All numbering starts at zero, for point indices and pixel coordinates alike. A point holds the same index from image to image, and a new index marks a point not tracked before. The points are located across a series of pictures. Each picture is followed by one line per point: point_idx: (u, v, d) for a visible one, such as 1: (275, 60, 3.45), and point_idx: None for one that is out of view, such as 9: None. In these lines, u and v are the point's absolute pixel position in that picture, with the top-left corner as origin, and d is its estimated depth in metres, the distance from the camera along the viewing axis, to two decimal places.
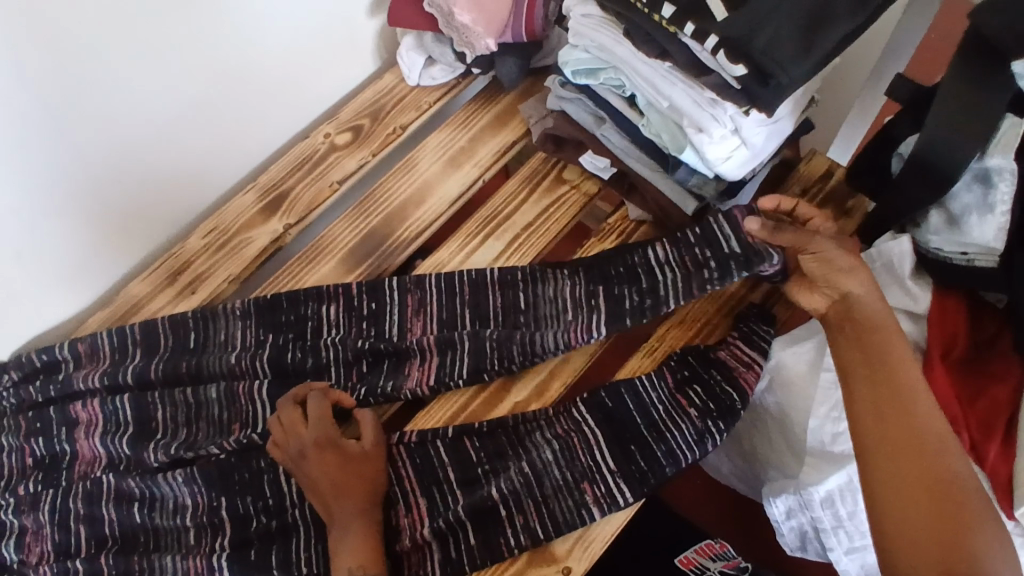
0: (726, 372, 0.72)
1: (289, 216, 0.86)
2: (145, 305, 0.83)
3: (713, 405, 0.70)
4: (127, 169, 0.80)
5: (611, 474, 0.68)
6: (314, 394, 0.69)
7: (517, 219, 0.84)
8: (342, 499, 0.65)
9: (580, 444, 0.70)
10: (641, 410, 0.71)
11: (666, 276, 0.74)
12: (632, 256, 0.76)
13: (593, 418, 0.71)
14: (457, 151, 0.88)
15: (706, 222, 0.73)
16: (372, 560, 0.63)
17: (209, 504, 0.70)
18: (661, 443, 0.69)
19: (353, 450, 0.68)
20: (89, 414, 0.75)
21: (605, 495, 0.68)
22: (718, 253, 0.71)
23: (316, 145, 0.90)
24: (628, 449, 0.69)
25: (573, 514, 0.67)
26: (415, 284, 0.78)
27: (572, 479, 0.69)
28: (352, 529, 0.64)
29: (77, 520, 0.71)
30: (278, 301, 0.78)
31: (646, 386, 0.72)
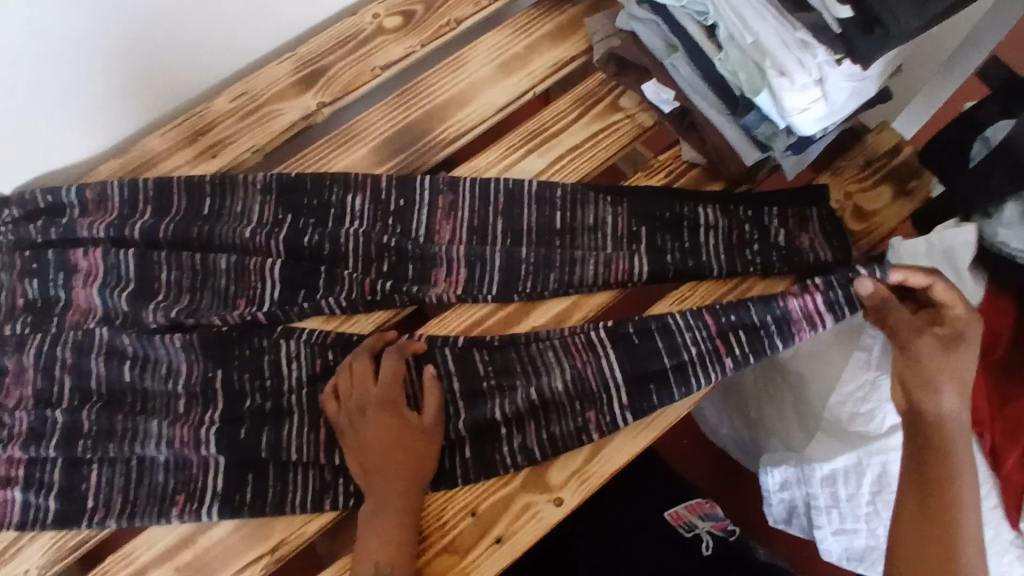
0: (785, 332, 0.66)
1: (324, 94, 0.81)
2: (161, 161, 0.78)
3: (753, 357, 0.66)
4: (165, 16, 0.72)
5: (620, 408, 0.66)
6: (391, 347, 0.66)
7: (564, 139, 0.79)
8: (393, 486, 0.61)
9: (594, 372, 0.67)
10: (670, 352, 0.67)
11: (710, 241, 0.73)
12: (681, 205, 0.75)
13: (614, 352, 0.67)
14: (511, 58, 0.83)
15: (760, 207, 0.75)
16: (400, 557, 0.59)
17: (204, 375, 0.67)
18: (683, 386, 0.66)
19: (416, 431, 0.63)
20: (89, 263, 0.71)
21: (607, 420, 0.66)
22: (765, 240, 0.73)
23: (363, 25, 0.84)
24: (646, 388, 0.66)
25: (575, 441, 0.65)
26: (448, 186, 0.75)
27: (579, 404, 0.66)
28: (387, 513, 0.61)
29: (64, 369, 0.68)
30: (302, 182, 0.75)
31: (685, 328, 0.67)
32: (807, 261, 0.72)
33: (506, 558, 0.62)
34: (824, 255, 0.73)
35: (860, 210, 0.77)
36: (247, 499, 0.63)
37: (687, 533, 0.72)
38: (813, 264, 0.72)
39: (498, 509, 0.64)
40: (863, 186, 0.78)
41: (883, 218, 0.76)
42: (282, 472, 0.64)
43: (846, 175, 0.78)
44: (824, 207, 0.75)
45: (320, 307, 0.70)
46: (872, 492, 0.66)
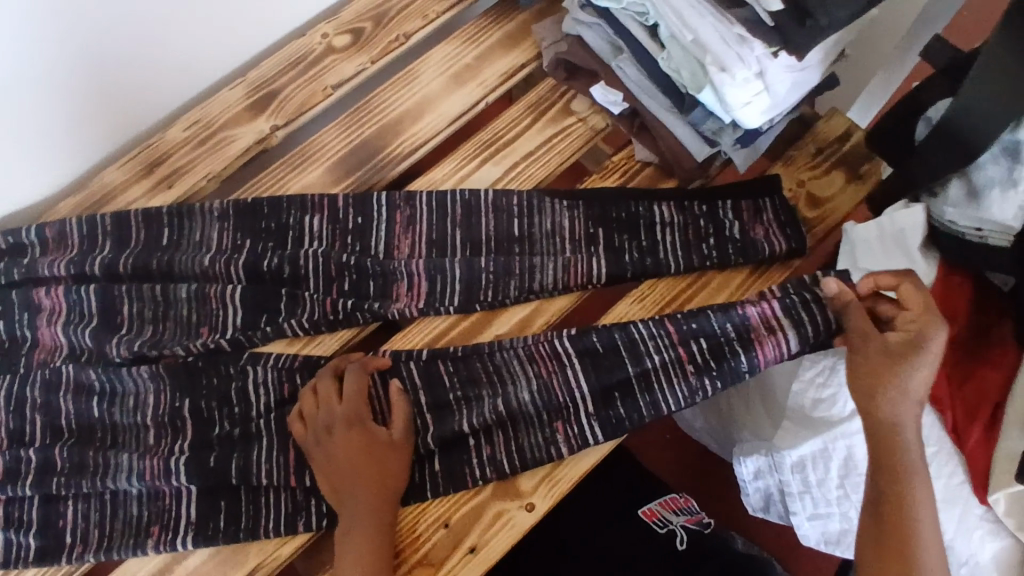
0: (746, 343, 0.65)
1: (277, 117, 0.81)
2: (119, 195, 0.78)
3: (714, 363, 0.66)
4: (109, 48, 0.72)
5: (586, 417, 0.66)
6: (352, 364, 0.66)
7: (518, 146, 0.79)
8: (366, 508, 0.62)
9: (559, 383, 0.67)
10: (632, 359, 0.67)
11: (666, 238, 0.74)
12: (636, 205, 0.75)
13: (579, 363, 0.67)
14: (461, 69, 0.83)
15: (714, 202, 0.76)
16: (378, 568, 0.60)
17: (170, 406, 0.68)
18: (647, 395, 0.67)
19: (386, 446, 0.63)
20: (52, 301, 0.72)
21: (576, 436, 0.66)
22: (720, 234, 0.74)
23: (313, 45, 0.84)
24: (611, 398, 0.67)
25: (542, 452, 0.66)
26: (404, 201, 0.76)
27: (546, 416, 0.67)
28: (364, 521, 0.61)
29: (33, 409, 0.68)
30: (260, 206, 0.76)
31: (650, 341, 0.67)
32: (763, 253, 0.73)
33: (481, 567, 0.63)
34: (778, 245, 0.73)
35: (813, 198, 0.77)
36: (220, 526, 0.64)
37: (662, 529, 0.72)
38: (768, 255, 0.73)
39: (470, 519, 0.65)
40: (815, 174, 0.78)
41: (836, 204, 0.77)
42: (254, 497, 0.65)
43: (798, 164, 0.79)
44: (777, 197, 0.75)
45: (284, 330, 0.71)
46: (841, 476, 0.66)
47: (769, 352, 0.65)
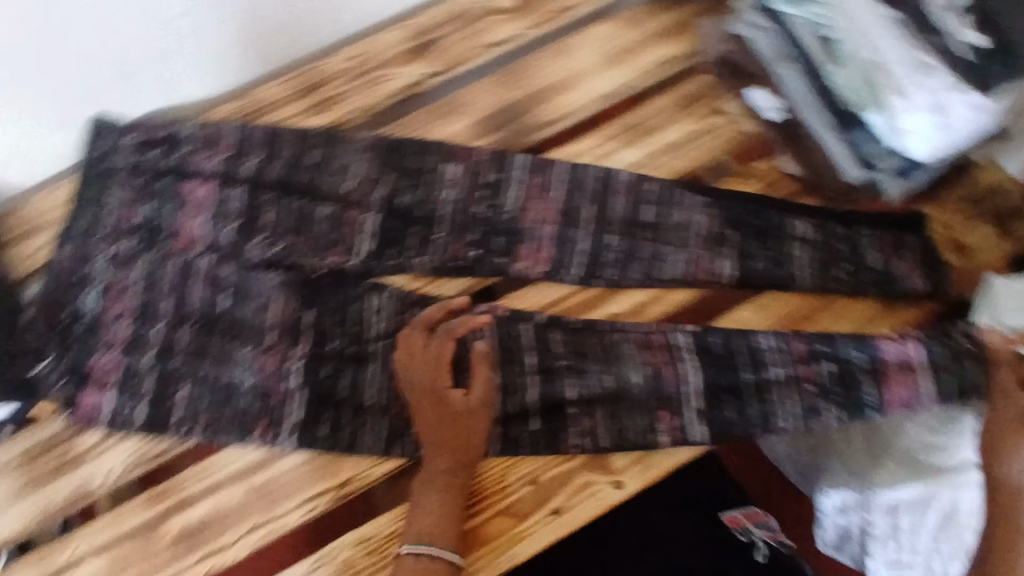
0: (875, 377, 0.69)
1: (433, 64, 0.83)
2: (273, 110, 0.81)
3: (839, 388, 0.69)
4: None
5: (695, 412, 0.68)
6: (443, 326, 0.68)
7: (662, 135, 0.79)
8: (443, 469, 0.64)
9: (671, 374, 0.69)
10: (753, 368, 0.69)
11: (799, 255, 0.74)
12: (772, 215, 0.75)
13: (693, 358, 0.69)
14: (621, 50, 0.83)
15: (855, 228, 0.75)
16: (439, 531, 0.61)
17: (291, 314, 0.71)
18: (762, 405, 0.69)
19: (459, 410, 0.65)
20: (199, 194, 0.75)
21: (679, 428, 0.68)
22: (855, 260, 0.74)
23: (475, 2, 0.85)
24: (722, 400, 0.69)
25: (642, 434, 0.68)
26: (540, 168, 0.76)
27: (654, 401, 0.68)
28: (430, 486, 0.63)
29: (166, 289, 0.72)
30: (401, 148, 0.77)
31: (772, 355, 0.69)
32: (896, 289, 0.74)
33: (562, 529, 0.65)
34: (917, 284, 0.74)
35: (959, 244, 0.76)
36: (320, 434, 0.67)
37: (742, 538, 0.69)
38: (904, 291, 0.74)
39: (559, 482, 0.66)
40: (964, 220, 0.77)
41: (982, 256, 0.76)
42: (356, 417, 0.68)
43: (948, 207, 0.77)
44: (919, 236, 0.76)
45: (409, 266, 0.73)
46: (936, 527, 0.69)
47: (899, 388, 0.68)
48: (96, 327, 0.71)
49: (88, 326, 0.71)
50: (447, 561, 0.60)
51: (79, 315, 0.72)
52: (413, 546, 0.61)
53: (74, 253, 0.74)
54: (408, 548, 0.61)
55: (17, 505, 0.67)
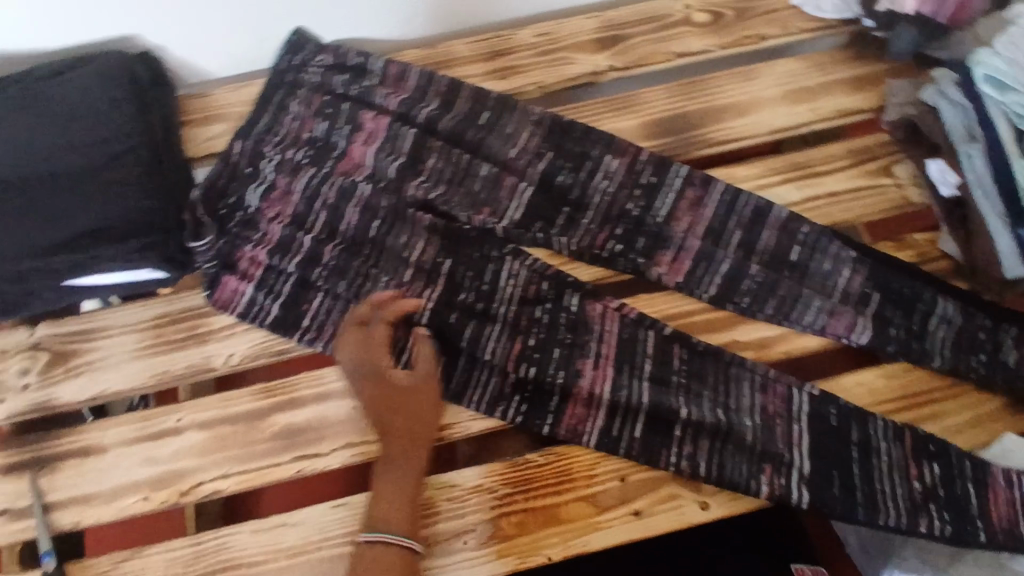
0: (979, 484, 0.65)
1: (616, 58, 0.85)
2: (458, 66, 0.85)
3: (943, 492, 0.65)
4: None
5: (799, 475, 0.66)
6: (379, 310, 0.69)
7: (826, 181, 0.80)
8: (399, 458, 0.65)
9: (781, 430, 0.67)
10: (861, 449, 0.67)
11: (938, 333, 0.72)
12: (922, 288, 0.73)
13: (807, 422, 0.68)
14: (800, 89, 0.84)
15: (1002, 323, 0.72)
16: (398, 516, 0.62)
17: (434, 258, 0.73)
18: (866, 488, 0.65)
19: (382, 375, 0.67)
20: (373, 126, 0.79)
21: (781, 485, 0.65)
22: (994, 355, 0.71)
23: (673, 10, 0.88)
24: (828, 473, 0.66)
25: (741, 477, 0.65)
26: (701, 183, 0.77)
27: (759, 451, 0.66)
28: (393, 470, 0.64)
29: (323, 205, 0.75)
30: (572, 128, 0.80)
31: (883, 440, 0.67)
32: None
33: (637, 531, 0.66)
34: None
35: None
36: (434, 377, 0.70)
37: None
38: None
39: (647, 487, 0.67)
40: None
41: None
42: (470, 367, 0.70)
43: None
44: None
45: (552, 242, 0.75)
46: None
47: (1001, 505, 0.65)
48: (250, 222, 0.75)
49: (246, 220, 0.75)
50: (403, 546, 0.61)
51: (237, 207, 0.75)
52: (369, 534, 0.62)
53: (249, 149, 0.78)
54: (365, 535, 0.62)
55: (138, 364, 0.72)
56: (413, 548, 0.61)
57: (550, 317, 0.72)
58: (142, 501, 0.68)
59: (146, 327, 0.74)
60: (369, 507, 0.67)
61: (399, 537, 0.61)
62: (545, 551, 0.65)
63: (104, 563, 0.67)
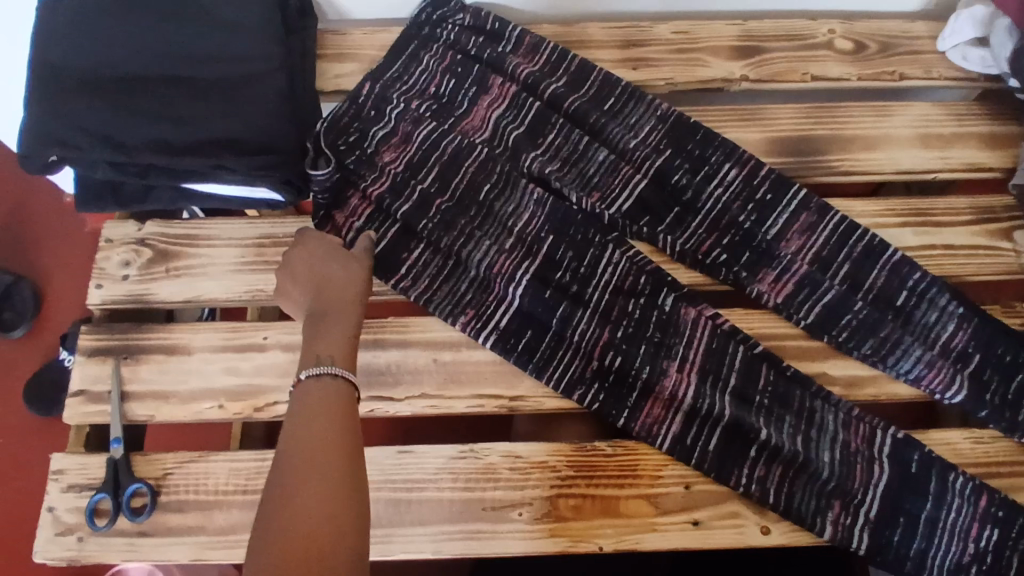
0: None
1: (751, 69, 0.84)
2: (591, 49, 0.85)
3: (991, 558, 0.64)
4: None
5: (865, 519, 0.65)
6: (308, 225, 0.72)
7: (944, 233, 0.77)
8: (325, 314, 0.62)
9: (862, 469, 0.66)
10: (934, 502, 0.65)
11: None
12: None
13: (887, 465, 0.66)
14: (934, 134, 0.82)
15: None
16: (343, 356, 0.58)
17: (538, 231, 0.74)
18: (922, 544, 0.65)
19: (306, 244, 0.68)
20: (500, 91, 0.79)
21: (845, 524, 0.65)
22: None
23: (816, 33, 0.86)
24: (894, 520, 0.65)
25: (809, 512, 0.65)
26: (817, 209, 0.75)
27: (831, 488, 0.65)
28: (338, 323, 0.61)
29: (438, 159, 0.76)
30: (696, 130, 0.79)
31: (957, 497, 0.65)
32: None
33: (692, 540, 0.65)
34: None
35: None
36: (518, 347, 0.70)
37: None
38: None
39: (703, 501, 0.66)
40: None
41: None
42: (556, 345, 0.70)
43: None
44: None
45: (656, 238, 0.74)
46: None
47: None
48: (367, 162, 0.76)
49: (363, 159, 0.76)
50: (350, 383, 0.56)
51: (357, 145, 0.77)
52: (313, 368, 0.56)
53: (376, 92, 0.79)
54: (308, 369, 0.56)
55: (237, 278, 0.75)
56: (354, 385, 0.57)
57: (642, 312, 0.71)
58: (217, 408, 0.70)
59: (249, 244, 0.76)
60: (434, 460, 0.67)
61: (340, 370, 0.56)
62: (597, 540, 0.65)
63: (169, 460, 0.68)
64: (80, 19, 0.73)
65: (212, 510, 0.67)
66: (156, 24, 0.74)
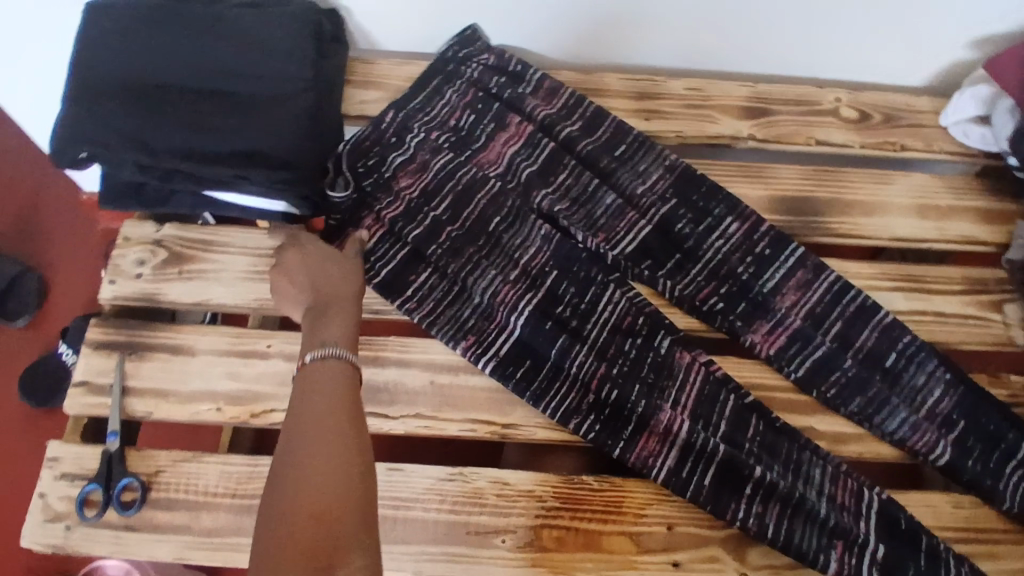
0: None
1: (758, 129, 0.88)
2: (607, 97, 0.88)
3: None
4: (695, 9, 0.85)
5: (870, 558, 0.65)
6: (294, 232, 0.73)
7: (935, 300, 0.80)
8: (327, 305, 0.65)
9: (852, 521, 0.66)
10: (928, 557, 0.66)
11: (1014, 478, 0.70)
12: (1006, 429, 0.72)
13: (875, 517, 0.67)
14: (931, 205, 0.85)
15: None
16: (345, 339, 0.61)
17: (543, 265, 0.76)
18: None
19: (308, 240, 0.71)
20: (517, 129, 0.83)
21: (851, 563, 0.65)
22: None
23: (823, 100, 0.90)
24: (902, 562, 0.65)
25: (811, 548, 0.65)
26: (813, 267, 0.78)
27: (830, 527, 0.66)
28: (338, 312, 0.64)
29: (453, 188, 0.79)
30: (701, 182, 0.82)
31: (950, 557, 0.66)
32: None
33: None
34: None
35: None
36: (517, 375, 0.72)
37: None
38: None
39: (692, 541, 0.67)
40: None
41: None
42: (552, 377, 0.72)
43: None
44: None
45: (656, 282, 0.77)
46: None
47: None
48: (383, 185, 0.79)
49: (381, 183, 0.79)
50: (351, 364, 0.59)
51: (376, 169, 0.80)
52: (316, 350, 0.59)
53: (399, 120, 0.82)
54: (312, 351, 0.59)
55: (247, 285, 0.77)
56: (354, 365, 0.60)
57: (638, 352, 0.73)
58: (215, 411, 0.71)
59: (263, 254, 0.79)
60: (423, 480, 0.68)
61: (342, 350, 0.59)
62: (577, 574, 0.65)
63: (162, 459, 0.69)
64: (126, 29, 0.77)
65: (199, 511, 0.67)
66: (198, 38, 0.78)
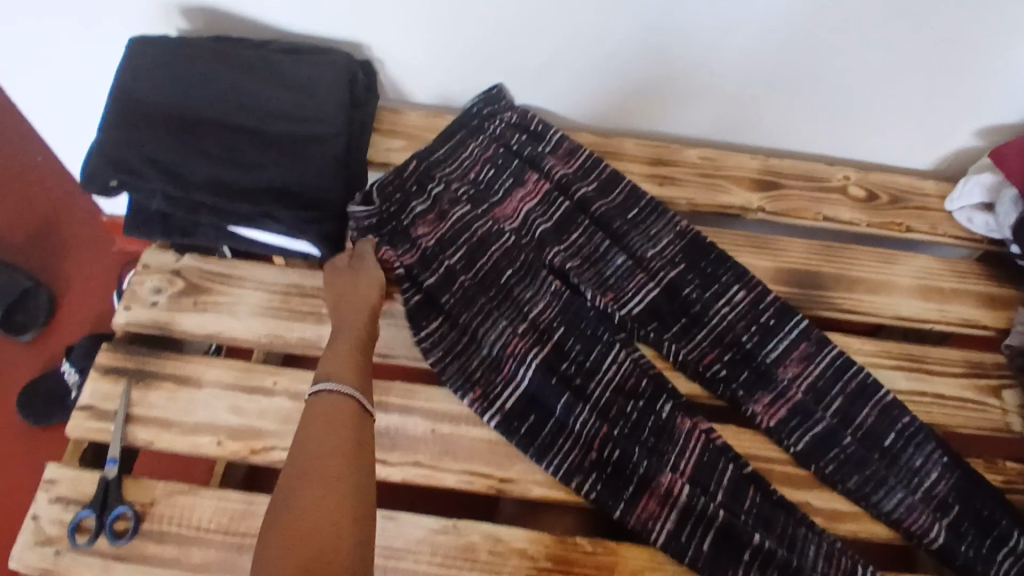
0: None
1: (768, 202, 0.90)
2: (622, 161, 0.91)
3: None
4: (711, 85, 0.88)
5: None
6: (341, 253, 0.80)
7: (935, 382, 0.81)
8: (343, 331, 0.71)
9: None
10: None
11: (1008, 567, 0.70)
12: (1000, 515, 0.72)
13: None
14: (934, 287, 0.86)
15: None
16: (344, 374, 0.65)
17: (551, 320, 0.77)
18: None
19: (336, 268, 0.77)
20: (534, 187, 0.85)
21: None
22: None
23: (832, 178, 0.92)
24: None
25: None
26: (816, 342, 0.79)
27: None
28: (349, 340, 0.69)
29: (468, 240, 0.80)
30: (710, 250, 0.83)
31: None
32: None
33: None
34: None
35: None
36: (519, 430, 0.72)
37: None
38: None
39: None
40: None
41: None
42: (554, 434, 0.72)
43: None
44: None
45: (661, 345, 0.78)
46: None
47: None
48: (400, 232, 0.81)
49: (398, 230, 0.81)
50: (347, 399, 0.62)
51: (394, 216, 0.82)
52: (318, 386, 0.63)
53: (421, 170, 0.85)
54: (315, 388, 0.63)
55: (258, 321, 0.78)
56: (352, 402, 0.62)
57: (640, 415, 0.73)
58: (215, 444, 0.71)
59: (276, 291, 0.80)
60: (417, 529, 0.68)
61: (334, 386, 0.62)
62: None
63: (157, 489, 0.69)
64: (168, 65, 0.80)
65: (191, 546, 0.67)
66: (236, 79, 0.81)
